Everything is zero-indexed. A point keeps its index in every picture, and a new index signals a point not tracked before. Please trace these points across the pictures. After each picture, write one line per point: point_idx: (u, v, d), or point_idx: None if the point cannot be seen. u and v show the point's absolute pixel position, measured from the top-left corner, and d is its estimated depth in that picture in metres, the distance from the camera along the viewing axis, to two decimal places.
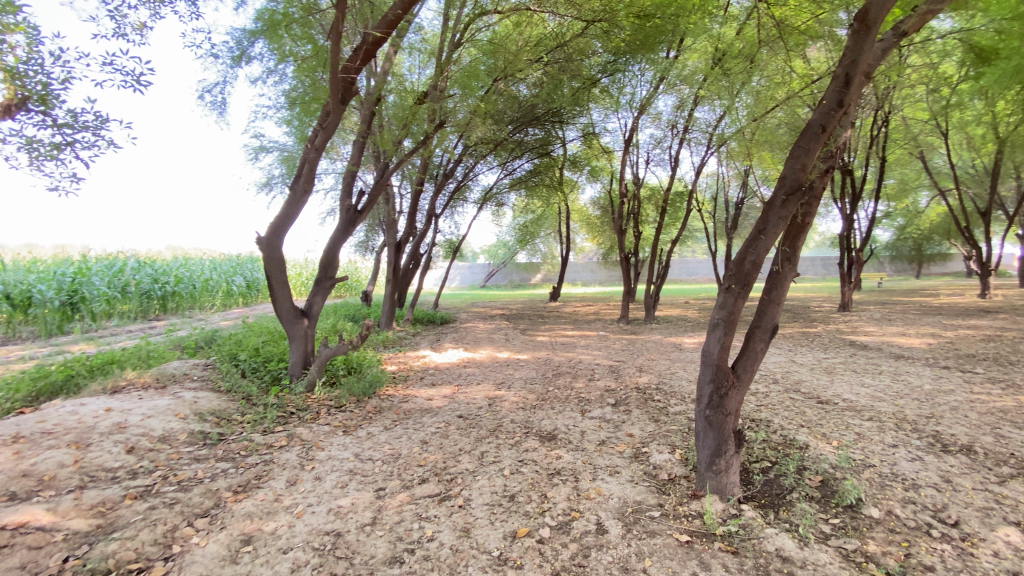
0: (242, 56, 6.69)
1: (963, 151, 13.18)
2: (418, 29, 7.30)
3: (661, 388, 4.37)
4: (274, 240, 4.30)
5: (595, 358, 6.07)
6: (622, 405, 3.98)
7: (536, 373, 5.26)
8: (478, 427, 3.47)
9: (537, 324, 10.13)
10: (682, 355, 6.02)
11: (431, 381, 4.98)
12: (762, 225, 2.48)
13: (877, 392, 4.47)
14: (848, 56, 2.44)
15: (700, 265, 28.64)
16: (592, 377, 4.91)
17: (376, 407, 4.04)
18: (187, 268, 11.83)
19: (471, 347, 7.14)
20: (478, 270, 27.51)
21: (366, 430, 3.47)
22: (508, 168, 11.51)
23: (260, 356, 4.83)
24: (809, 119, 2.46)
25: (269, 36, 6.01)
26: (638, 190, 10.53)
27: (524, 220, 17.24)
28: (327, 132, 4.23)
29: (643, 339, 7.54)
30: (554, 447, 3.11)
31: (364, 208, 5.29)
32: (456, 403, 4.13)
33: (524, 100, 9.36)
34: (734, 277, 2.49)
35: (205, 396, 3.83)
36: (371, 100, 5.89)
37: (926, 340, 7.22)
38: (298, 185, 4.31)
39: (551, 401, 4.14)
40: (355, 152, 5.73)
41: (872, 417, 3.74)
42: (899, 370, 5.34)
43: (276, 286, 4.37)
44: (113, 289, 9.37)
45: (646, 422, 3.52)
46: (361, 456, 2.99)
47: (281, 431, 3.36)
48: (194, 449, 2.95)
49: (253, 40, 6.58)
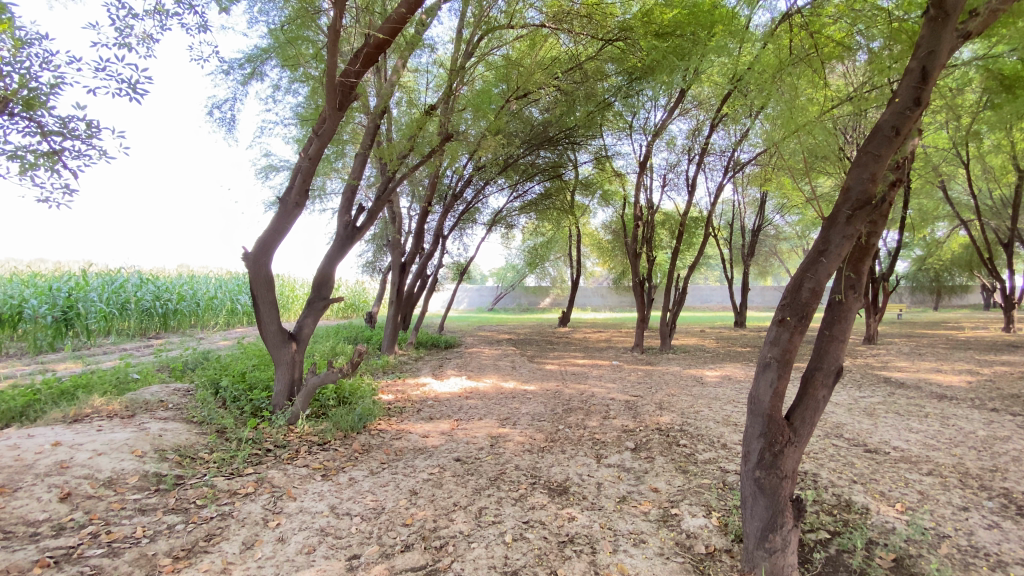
0: (253, 73, 6.49)
1: (985, 181, 12.65)
2: (429, 47, 7.05)
3: (685, 430, 3.88)
4: (260, 257, 3.93)
5: (609, 391, 5.55)
6: (643, 451, 3.48)
7: (543, 407, 4.76)
8: (477, 475, 3.01)
9: (545, 351, 9.62)
10: (703, 391, 5.48)
11: (428, 415, 4.49)
12: (822, 245, 2.05)
13: (929, 439, 3.89)
14: (924, 47, 2.04)
15: (713, 293, 28.10)
16: (607, 415, 4.42)
17: (364, 445, 3.58)
18: (192, 285, 11.53)
19: (475, 375, 6.66)
20: (486, 293, 27.16)
21: (347, 474, 3.02)
22: (518, 190, 11.15)
23: (245, 383, 4.41)
24: (877, 119, 2.05)
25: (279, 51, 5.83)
26: (651, 215, 10.08)
27: (533, 243, 16.84)
28: (322, 140, 3.88)
29: (660, 371, 7.03)
30: (565, 504, 2.64)
31: (364, 224, 4.94)
32: (455, 442, 3.66)
33: (537, 123, 9.14)
34: (789, 307, 2.06)
35: (174, 429, 3.42)
36: (376, 114, 5.60)
37: (966, 378, 6.58)
38: (290, 198, 3.94)
39: (561, 443, 3.64)
40: (356, 165, 5.39)
41: (932, 471, 3.17)
42: (946, 413, 4.75)
43: (262, 307, 3.98)
44: (111, 305, 9.07)
45: (673, 474, 3.04)
46: (337, 510, 2.54)
47: (251, 475, 2.92)
48: (143, 495, 2.54)
49: (264, 57, 6.39)
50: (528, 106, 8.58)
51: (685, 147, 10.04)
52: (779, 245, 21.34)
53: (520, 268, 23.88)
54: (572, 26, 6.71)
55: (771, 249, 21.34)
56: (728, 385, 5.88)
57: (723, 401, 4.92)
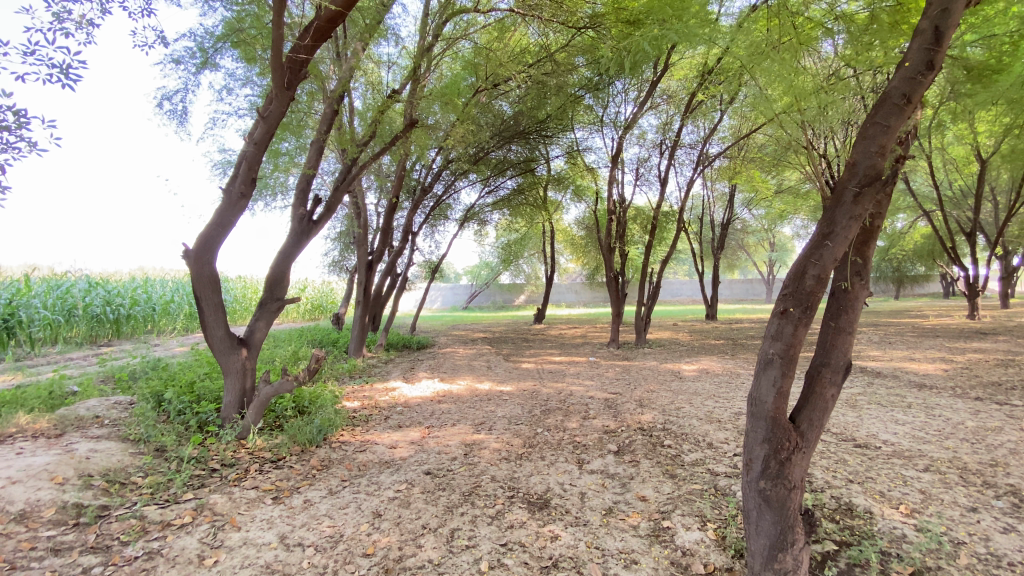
0: (206, 63, 5.96)
1: (944, 172, 13.03)
2: (393, 35, 6.66)
3: (669, 429, 3.68)
4: (203, 255, 3.52)
5: (588, 389, 5.32)
6: (626, 454, 3.25)
7: (521, 409, 4.50)
8: (449, 490, 2.72)
9: (521, 350, 9.36)
10: (684, 386, 5.31)
11: (397, 423, 4.17)
12: (827, 227, 1.85)
13: (917, 431, 3.79)
14: (936, 5, 1.83)
15: (684, 287, 28.43)
16: (587, 415, 4.18)
17: (323, 460, 3.25)
18: (147, 289, 10.81)
19: (448, 377, 6.33)
20: (460, 292, 26.78)
21: (303, 496, 2.69)
22: (490, 185, 10.79)
23: (191, 394, 3.98)
24: (886, 87, 1.85)
25: (232, 41, 5.41)
26: (624, 209, 9.91)
27: (506, 240, 16.56)
28: (269, 124, 3.51)
29: (637, 366, 6.84)
30: (547, 521, 2.38)
31: (322, 217, 4.59)
32: (425, 453, 3.36)
33: (507, 117, 8.83)
34: (791, 297, 1.85)
35: (106, 449, 3.00)
36: (335, 98, 5.23)
37: (940, 366, 6.61)
38: (234, 188, 3.56)
39: (540, 449, 3.38)
40: (313, 154, 5.00)
41: (929, 467, 3.05)
42: (929, 403, 4.69)
43: (205, 310, 3.58)
44: (56, 311, 8.38)
45: (660, 480, 2.81)
46: (287, 541, 2.22)
47: (191, 500, 2.56)
48: (59, 532, 2.15)
49: (218, 45, 5.88)
50: (499, 97, 8.29)
51: (656, 141, 9.92)
52: (747, 238, 21.71)
53: (495, 265, 23.65)
54: (542, 13, 6.43)
55: (739, 243, 21.69)
56: (707, 379, 5.72)
57: (704, 397, 4.75)
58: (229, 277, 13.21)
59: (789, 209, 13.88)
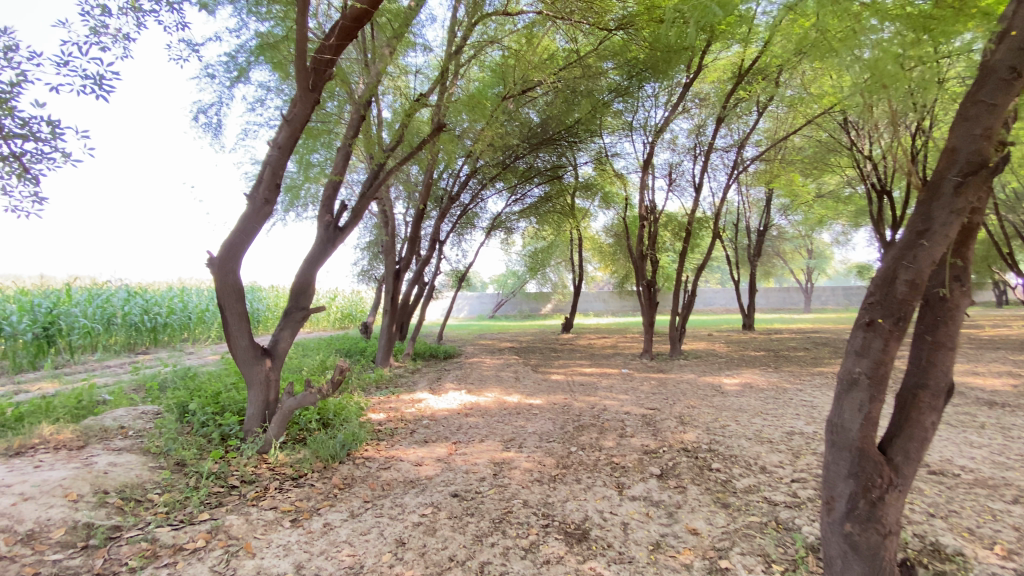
0: (241, 75, 5.99)
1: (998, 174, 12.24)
2: (424, 46, 6.62)
3: (716, 450, 3.38)
4: (227, 263, 3.44)
5: (622, 404, 5.02)
6: (671, 478, 2.96)
7: (552, 425, 4.25)
8: (478, 516, 2.51)
9: (550, 360, 9.08)
10: (726, 402, 4.95)
11: (423, 437, 3.99)
12: (923, 223, 1.67)
13: (998, 456, 3.38)
14: None
15: (717, 296, 27.63)
16: (624, 433, 3.90)
17: (346, 479, 3.08)
18: (184, 298, 10.99)
19: (476, 389, 6.12)
20: (486, 301, 26.58)
21: (323, 519, 2.52)
22: (517, 194, 10.61)
23: (216, 405, 3.89)
24: (988, 61, 1.65)
25: (263, 56, 5.41)
26: (656, 216, 9.55)
27: (533, 248, 16.35)
28: (293, 127, 3.42)
29: (674, 379, 6.49)
30: (587, 556, 2.15)
31: (348, 224, 4.49)
32: (452, 472, 3.15)
33: (535, 125, 8.65)
34: (880, 306, 1.69)
35: (126, 463, 2.89)
36: (362, 103, 5.15)
37: (1010, 381, 6.05)
38: (257, 194, 3.46)
39: (575, 470, 3.13)
40: (339, 160, 4.93)
41: (1020, 499, 2.67)
42: (1005, 423, 4.24)
43: (229, 319, 3.49)
44: (96, 320, 8.56)
45: (711, 510, 2.53)
46: (303, 571, 2.05)
47: (207, 521, 2.41)
48: (66, 555, 2.02)
49: (254, 58, 5.91)
50: (526, 106, 8.13)
51: (688, 145, 9.57)
52: (783, 245, 20.93)
53: (521, 273, 23.40)
54: (572, 15, 6.13)
55: (774, 249, 20.93)
56: (752, 394, 5.34)
57: (751, 414, 4.41)
58: (261, 286, 13.37)
59: (830, 214, 13.24)
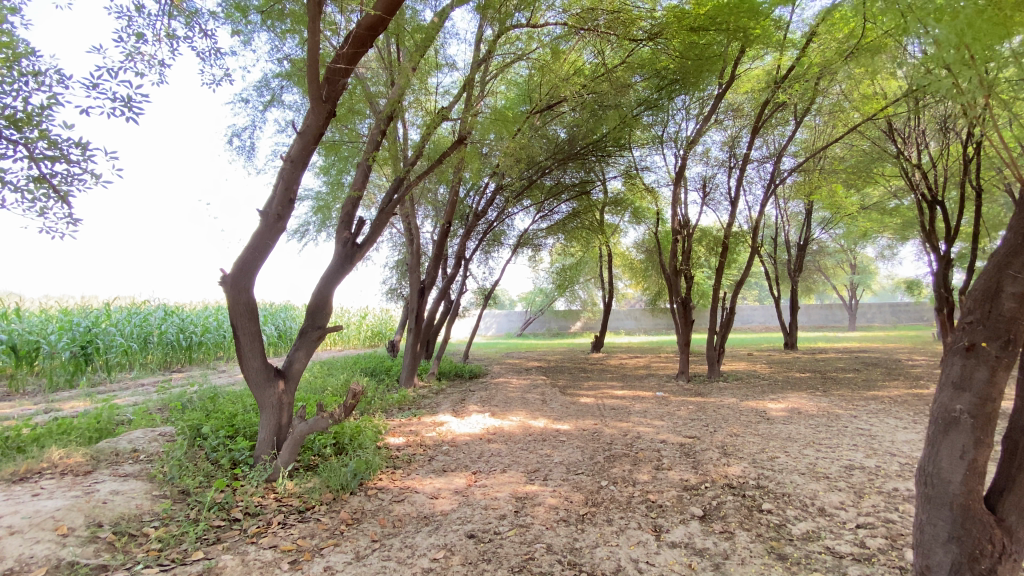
0: (272, 100, 6.04)
1: None
2: (450, 64, 6.56)
3: (765, 487, 3.00)
4: (241, 281, 3.31)
5: (657, 431, 4.64)
6: (715, 521, 2.61)
7: (580, 454, 3.93)
8: (493, 564, 2.22)
9: (579, 381, 8.72)
10: (773, 430, 4.52)
11: (442, 466, 3.74)
12: None
13: None
14: None
15: (755, 313, 26.57)
16: (660, 465, 3.55)
17: (356, 512, 2.85)
18: (218, 316, 11.13)
19: (500, 411, 5.83)
20: (514, 318, 26.27)
21: (324, 561, 2.29)
22: (544, 211, 10.38)
23: (230, 428, 3.75)
24: None
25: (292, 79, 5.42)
26: (688, 231, 9.14)
27: (562, 265, 16.05)
28: (307, 139, 3.31)
29: (714, 404, 6.05)
30: None
31: (366, 241, 4.34)
32: (469, 508, 2.88)
33: (562, 141, 8.46)
34: (983, 327, 1.44)
35: (128, 491, 2.73)
36: (383, 118, 5.04)
37: None
38: (271, 209, 3.35)
39: (605, 509, 2.81)
40: (360, 176, 4.82)
41: None
42: None
43: (243, 340, 3.36)
44: (133, 338, 8.69)
45: (765, 562, 2.18)
46: None
47: (199, 561, 2.22)
48: None
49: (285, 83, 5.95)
50: (552, 121, 7.96)
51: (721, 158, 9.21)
52: (824, 260, 19.99)
53: (550, 291, 23.10)
54: (597, 24, 5.73)
55: (815, 265, 19.99)
56: (800, 421, 4.88)
57: (802, 444, 3.99)
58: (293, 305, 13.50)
59: (874, 226, 12.53)
